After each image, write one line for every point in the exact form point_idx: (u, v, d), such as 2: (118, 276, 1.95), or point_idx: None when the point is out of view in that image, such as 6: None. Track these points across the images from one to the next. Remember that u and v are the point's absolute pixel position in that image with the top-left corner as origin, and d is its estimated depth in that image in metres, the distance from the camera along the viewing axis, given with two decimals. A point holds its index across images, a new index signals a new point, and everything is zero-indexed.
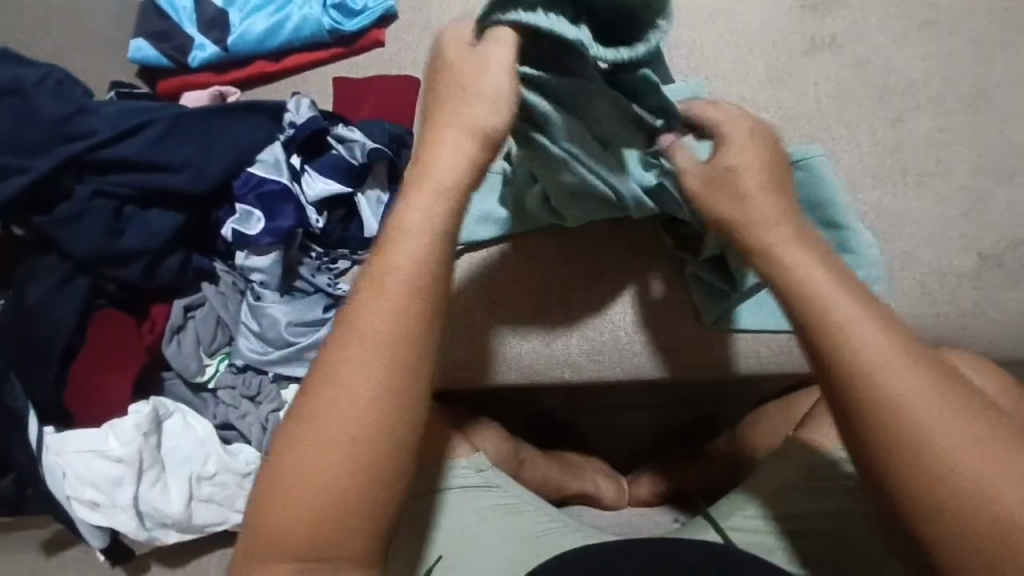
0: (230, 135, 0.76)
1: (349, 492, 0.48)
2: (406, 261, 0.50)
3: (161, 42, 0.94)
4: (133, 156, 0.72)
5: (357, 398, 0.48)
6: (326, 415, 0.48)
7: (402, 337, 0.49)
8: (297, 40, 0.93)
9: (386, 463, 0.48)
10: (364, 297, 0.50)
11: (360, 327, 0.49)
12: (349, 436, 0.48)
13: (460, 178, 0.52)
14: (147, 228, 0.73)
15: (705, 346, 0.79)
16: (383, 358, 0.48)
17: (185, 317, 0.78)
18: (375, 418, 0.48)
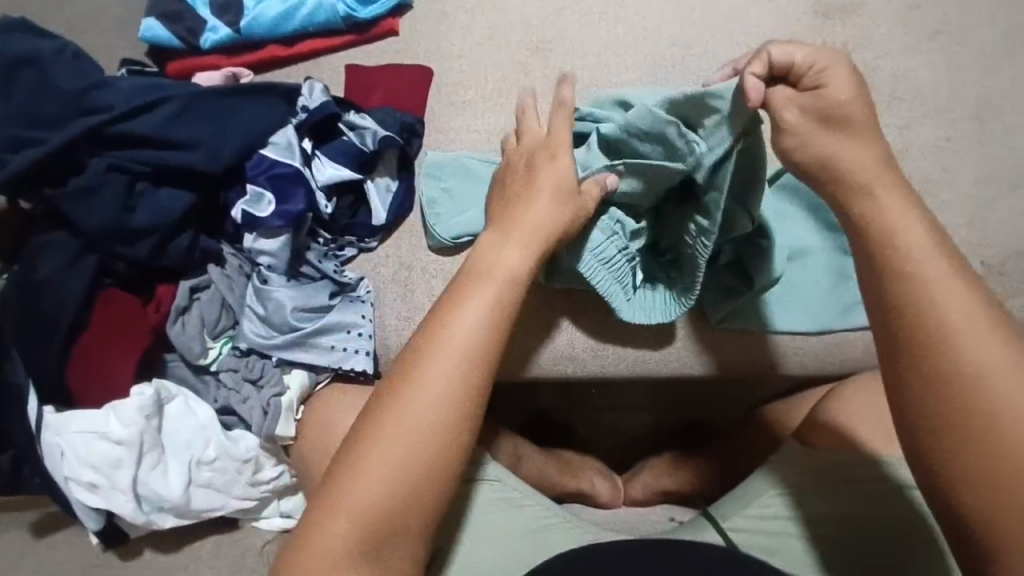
0: (246, 117, 0.75)
1: (420, 468, 0.61)
2: (496, 289, 0.66)
3: (173, 22, 0.93)
4: (148, 132, 0.71)
5: (441, 393, 0.62)
6: (414, 403, 0.62)
7: (485, 350, 0.64)
8: (311, 26, 0.93)
9: (451, 451, 0.62)
10: (460, 311, 0.65)
11: (451, 338, 0.64)
12: (434, 421, 0.61)
13: (544, 228, 0.69)
14: (158, 206, 0.72)
15: (707, 346, 0.80)
16: (463, 366, 0.63)
17: (191, 298, 0.77)
18: (458, 409, 0.62)
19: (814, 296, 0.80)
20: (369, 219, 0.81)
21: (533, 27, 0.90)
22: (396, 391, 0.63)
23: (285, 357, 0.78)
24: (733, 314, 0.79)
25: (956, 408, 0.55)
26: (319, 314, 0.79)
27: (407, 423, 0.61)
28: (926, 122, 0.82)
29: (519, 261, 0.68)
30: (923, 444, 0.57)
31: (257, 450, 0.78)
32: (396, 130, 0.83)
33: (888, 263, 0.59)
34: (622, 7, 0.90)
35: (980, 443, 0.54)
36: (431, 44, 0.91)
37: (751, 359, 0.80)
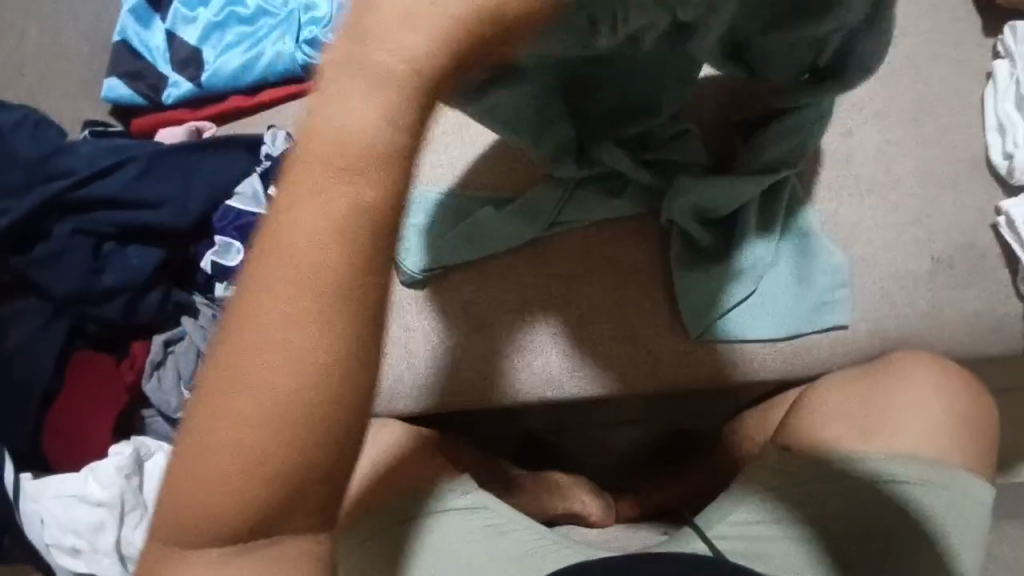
0: (208, 168, 0.77)
1: (277, 468, 0.31)
2: (350, 144, 0.30)
3: (135, 81, 0.96)
4: (111, 193, 0.72)
5: (281, 345, 0.30)
6: (248, 349, 0.30)
7: (363, 253, 0.30)
8: (271, 75, 0.95)
9: (323, 437, 0.31)
10: (306, 182, 0.30)
11: (291, 228, 0.30)
12: (284, 390, 0.30)
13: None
14: (126, 264, 0.73)
15: (685, 357, 0.82)
16: (329, 283, 0.30)
17: (166, 352, 0.76)
18: (317, 356, 0.30)
19: (784, 304, 0.81)
20: None
21: None
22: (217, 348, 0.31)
23: None
24: (710, 325, 0.81)
25: None
26: None
27: (243, 391, 0.30)
28: (867, 127, 0.86)
29: (421, 44, 0.29)
30: None
31: None
32: None
33: None
34: None
35: None
36: None
37: (728, 368, 0.82)
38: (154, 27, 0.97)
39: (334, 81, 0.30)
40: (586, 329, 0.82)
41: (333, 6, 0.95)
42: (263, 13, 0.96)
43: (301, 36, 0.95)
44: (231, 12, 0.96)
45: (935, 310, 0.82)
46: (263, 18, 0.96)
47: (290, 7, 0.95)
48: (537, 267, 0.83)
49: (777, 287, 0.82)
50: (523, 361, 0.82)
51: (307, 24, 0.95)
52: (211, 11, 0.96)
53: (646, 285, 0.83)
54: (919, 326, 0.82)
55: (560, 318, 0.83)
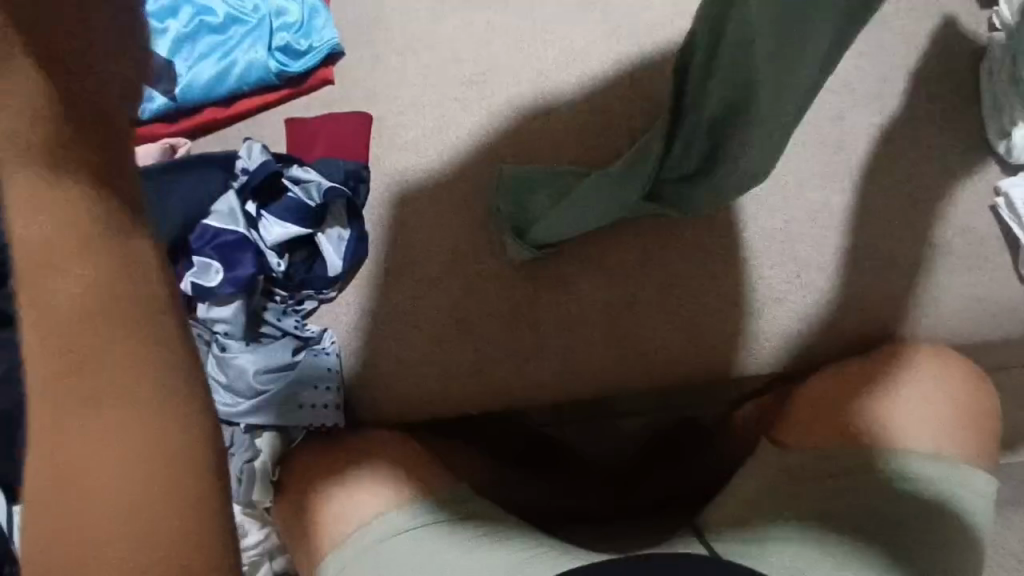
0: (181, 189, 0.77)
1: (150, 533, 0.35)
2: (66, 290, 0.34)
3: None
4: None
5: (109, 438, 0.34)
6: (83, 465, 0.34)
7: (149, 346, 0.36)
8: (245, 85, 0.93)
9: (191, 482, 0.36)
10: (33, 332, 0.35)
11: (83, 344, 0.35)
12: (122, 461, 0.34)
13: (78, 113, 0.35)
14: None
15: (681, 356, 0.81)
16: (130, 372, 0.35)
17: None
18: (138, 417, 0.35)
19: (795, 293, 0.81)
20: (325, 271, 0.82)
21: (466, 61, 0.91)
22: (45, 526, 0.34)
23: (255, 423, 0.80)
24: (698, 322, 0.81)
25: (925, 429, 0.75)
26: (282, 372, 0.81)
27: (90, 508, 0.34)
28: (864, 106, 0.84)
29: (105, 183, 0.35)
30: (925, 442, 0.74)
31: None
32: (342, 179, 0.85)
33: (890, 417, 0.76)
34: (554, 32, 0.91)
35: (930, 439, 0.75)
36: (368, 90, 0.92)
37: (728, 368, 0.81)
38: None
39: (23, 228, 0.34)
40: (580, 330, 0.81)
41: (305, 10, 0.93)
42: (234, 21, 0.94)
43: (273, 43, 0.93)
44: (201, 22, 0.93)
45: (933, 299, 0.81)
46: (234, 27, 0.94)
47: (261, 14, 0.93)
48: (526, 272, 0.83)
49: (783, 274, 0.80)
50: (518, 366, 0.81)
51: (279, 31, 0.93)
52: (182, 22, 0.93)
53: (639, 282, 0.82)
54: (914, 316, 0.81)
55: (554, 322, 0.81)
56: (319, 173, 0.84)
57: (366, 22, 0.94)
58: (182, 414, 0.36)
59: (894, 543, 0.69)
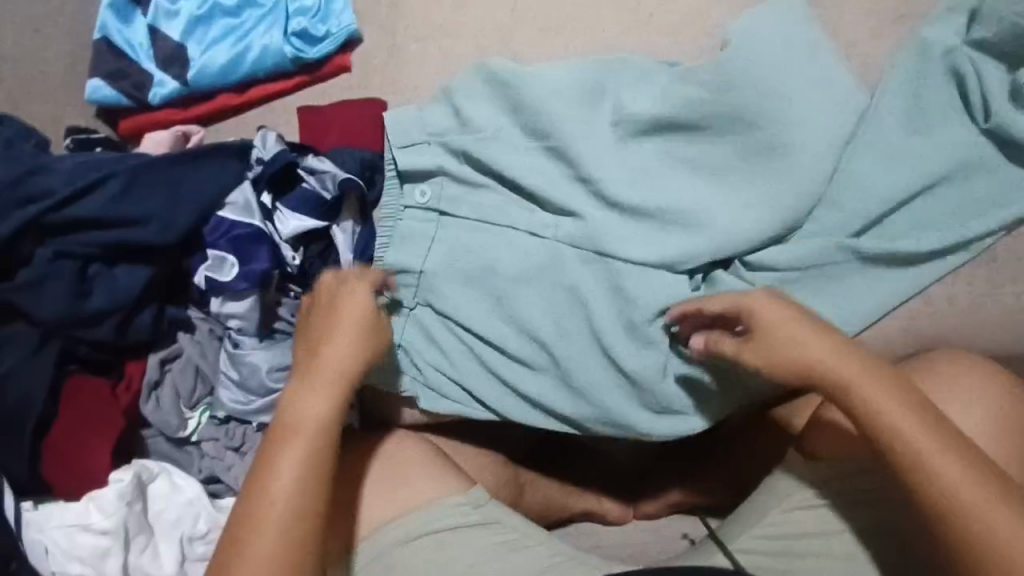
0: (194, 181, 0.73)
1: (284, 565, 0.59)
2: (315, 408, 0.65)
3: (119, 80, 0.90)
4: (94, 213, 0.69)
5: (285, 475, 0.62)
6: (268, 493, 0.61)
7: (324, 432, 0.64)
8: (260, 71, 0.90)
9: (306, 550, 0.60)
10: (297, 386, 0.66)
11: (297, 414, 0.64)
12: (292, 480, 0.62)
13: (348, 362, 0.67)
14: (114, 286, 0.70)
15: (721, 370, 0.77)
16: (308, 441, 0.64)
17: (162, 371, 0.76)
18: (318, 495, 0.62)
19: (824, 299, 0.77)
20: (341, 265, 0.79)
21: (489, 51, 0.89)
22: (233, 537, 0.60)
23: (266, 421, 0.77)
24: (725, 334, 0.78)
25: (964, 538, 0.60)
26: None
27: (257, 536, 0.60)
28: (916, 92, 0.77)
29: (328, 404, 0.65)
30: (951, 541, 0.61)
31: None
32: (357, 171, 0.81)
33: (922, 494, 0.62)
34: (578, 23, 0.89)
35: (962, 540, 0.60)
36: (386, 79, 0.90)
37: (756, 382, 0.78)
38: (136, 22, 0.91)
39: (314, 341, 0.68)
40: (607, 336, 0.76)
41: None
42: (250, 4, 0.91)
43: (289, 27, 0.89)
44: (215, 5, 0.90)
45: (958, 302, 0.80)
46: (248, 10, 0.90)
47: None
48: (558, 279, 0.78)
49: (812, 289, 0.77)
50: (554, 379, 0.79)
51: (295, 15, 0.90)
52: (195, 4, 0.91)
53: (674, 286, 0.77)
54: (938, 319, 0.81)
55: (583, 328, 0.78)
56: (334, 162, 0.80)
57: (385, 7, 0.91)
58: (319, 493, 0.62)
59: (910, 559, 0.71)
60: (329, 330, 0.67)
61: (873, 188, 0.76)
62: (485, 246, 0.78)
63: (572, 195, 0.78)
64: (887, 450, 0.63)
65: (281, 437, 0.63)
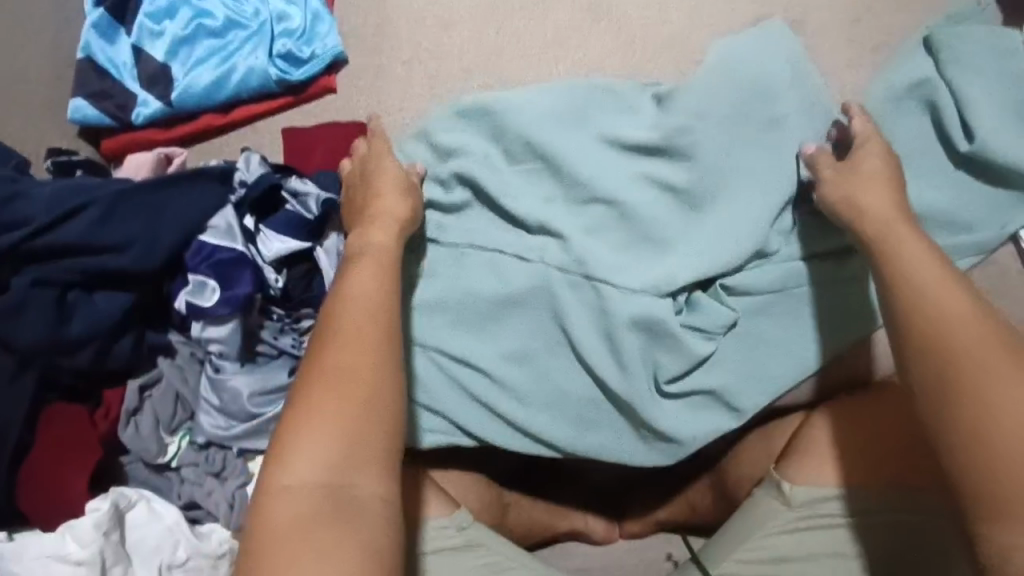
0: (175, 207, 0.73)
1: (371, 373, 0.59)
2: (374, 240, 0.67)
3: (102, 100, 0.90)
4: (75, 240, 0.68)
5: (361, 295, 0.63)
6: (348, 316, 0.62)
7: (391, 263, 0.66)
8: (244, 92, 0.90)
9: (389, 361, 0.60)
10: (362, 225, 0.68)
11: (366, 247, 0.67)
12: (370, 297, 0.63)
13: (402, 201, 0.70)
14: (94, 312, 0.70)
15: (698, 401, 0.79)
16: (378, 263, 0.65)
17: (141, 398, 0.75)
18: (389, 301, 0.63)
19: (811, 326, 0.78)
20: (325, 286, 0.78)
21: (474, 73, 0.90)
22: (310, 373, 0.60)
23: (247, 446, 0.77)
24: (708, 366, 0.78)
25: (984, 445, 0.56)
26: (277, 394, 0.77)
27: (339, 354, 0.60)
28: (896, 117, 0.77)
29: (392, 233, 0.68)
30: (958, 458, 0.57)
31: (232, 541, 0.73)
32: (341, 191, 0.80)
33: (950, 382, 0.58)
34: (564, 44, 0.89)
35: (983, 456, 0.56)
36: (371, 100, 0.91)
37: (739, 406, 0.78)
38: (119, 42, 0.91)
39: (372, 189, 0.71)
40: (599, 364, 0.77)
41: (308, 16, 0.90)
42: (234, 25, 0.90)
43: (273, 49, 0.89)
44: (199, 25, 0.90)
45: None
46: (233, 31, 0.90)
47: (261, 18, 0.90)
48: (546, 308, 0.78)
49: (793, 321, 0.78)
50: (542, 411, 0.79)
51: (280, 36, 0.89)
52: (179, 24, 0.90)
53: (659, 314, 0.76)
54: None
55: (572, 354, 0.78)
56: (317, 184, 0.78)
57: (370, 29, 0.92)
58: (394, 317, 0.63)
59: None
60: (375, 179, 0.71)
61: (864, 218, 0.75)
62: (475, 277, 0.79)
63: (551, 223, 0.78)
64: (924, 343, 0.60)
65: (351, 271, 0.65)
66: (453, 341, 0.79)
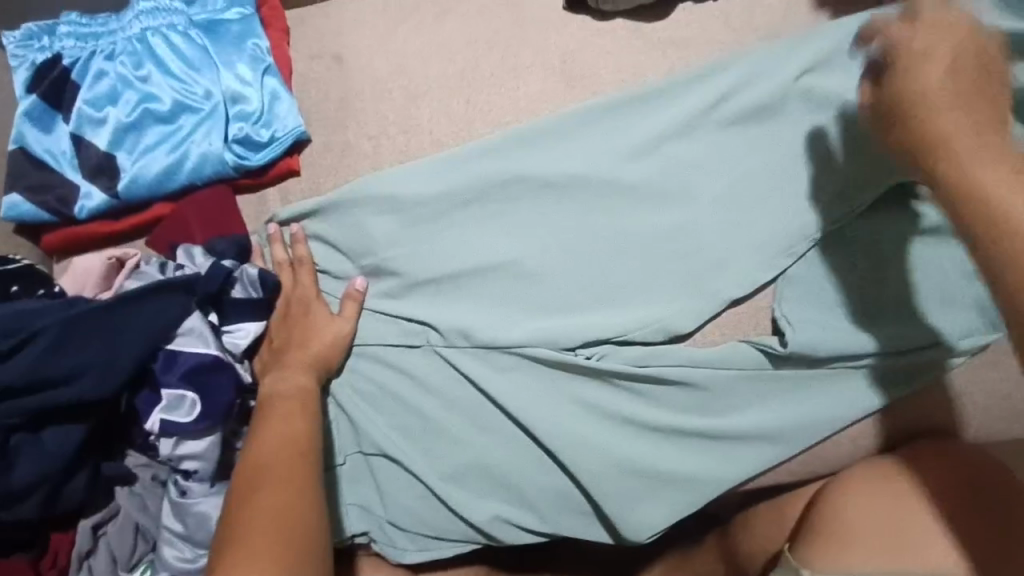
0: (134, 322, 0.66)
1: (291, 503, 0.57)
2: (292, 385, 0.69)
3: (40, 194, 0.82)
4: (17, 377, 0.60)
5: (278, 430, 0.64)
6: (264, 451, 0.62)
7: (306, 396, 0.69)
8: (199, 179, 0.83)
9: (312, 485, 0.60)
10: (276, 372, 0.71)
11: (280, 391, 0.69)
12: (285, 430, 0.64)
13: (331, 334, 0.75)
14: (41, 454, 0.62)
15: (691, 480, 0.78)
16: (295, 405, 0.67)
17: (95, 537, 0.68)
18: (307, 437, 0.65)
19: (797, 402, 0.78)
20: None
21: (445, 146, 0.86)
22: (230, 529, 0.55)
23: None
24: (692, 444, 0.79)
25: None
26: None
27: (263, 493, 0.58)
28: (873, 187, 0.77)
29: (309, 375, 0.71)
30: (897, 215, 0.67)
31: None
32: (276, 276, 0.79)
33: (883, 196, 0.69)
34: (540, 108, 0.86)
35: None
36: (338, 180, 0.85)
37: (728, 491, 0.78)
38: (57, 129, 0.83)
39: (275, 317, 0.75)
40: (587, 459, 0.77)
41: (265, 96, 0.84)
42: (185, 109, 0.84)
43: (228, 132, 0.83)
44: (145, 110, 0.83)
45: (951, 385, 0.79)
46: (183, 115, 0.84)
47: (214, 100, 0.84)
48: (515, 396, 0.78)
49: (770, 400, 0.79)
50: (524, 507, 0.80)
51: (235, 119, 0.84)
52: (123, 110, 0.84)
53: (600, 403, 0.79)
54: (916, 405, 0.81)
55: (545, 454, 0.79)
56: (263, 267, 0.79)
57: (333, 104, 0.87)
58: (313, 443, 0.65)
59: None
60: (291, 311, 0.75)
61: (807, 299, 0.79)
62: (415, 364, 0.79)
63: (499, 326, 0.78)
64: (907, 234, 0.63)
65: (262, 417, 0.66)
66: (423, 446, 0.79)
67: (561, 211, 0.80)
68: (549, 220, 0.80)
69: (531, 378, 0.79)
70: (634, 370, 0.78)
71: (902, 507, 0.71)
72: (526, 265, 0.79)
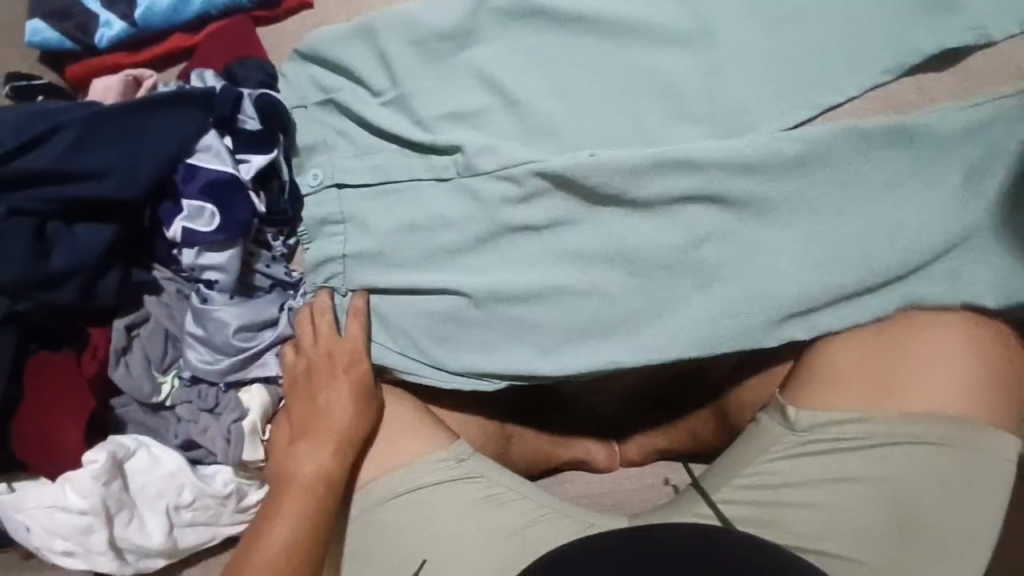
0: (155, 132, 0.69)
1: (305, 513, 0.71)
2: (332, 420, 0.75)
3: (59, 21, 0.82)
4: (47, 167, 0.64)
5: (310, 463, 0.73)
6: (295, 455, 0.74)
7: (345, 433, 0.75)
8: (214, 8, 0.84)
9: (323, 512, 0.72)
10: (316, 403, 0.76)
11: (320, 415, 0.75)
12: (320, 459, 0.73)
13: (366, 387, 0.77)
14: (74, 246, 0.67)
15: None
16: (329, 444, 0.74)
17: (130, 338, 0.74)
18: (334, 474, 0.74)
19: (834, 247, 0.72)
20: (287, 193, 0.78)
21: None
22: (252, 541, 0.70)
23: (234, 379, 0.77)
24: None
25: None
26: (261, 330, 0.78)
27: (283, 517, 0.71)
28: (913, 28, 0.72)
29: (349, 403, 0.76)
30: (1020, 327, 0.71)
31: (235, 482, 0.78)
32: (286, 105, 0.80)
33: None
34: None
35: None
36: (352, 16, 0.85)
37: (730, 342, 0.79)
38: None
39: (317, 347, 0.77)
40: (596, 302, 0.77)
41: None
42: None
43: None
44: None
45: None
46: None
47: None
48: (526, 239, 0.77)
49: None
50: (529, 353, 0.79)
51: None
52: None
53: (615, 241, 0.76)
54: None
55: None
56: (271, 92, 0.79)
57: None
58: (336, 481, 0.74)
59: (906, 530, 0.70)
60: (332, 348, 0.77)
61: None
62: (436, 206, 0.78)
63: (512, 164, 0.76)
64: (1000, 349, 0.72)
65: (305, 394, 0.76)
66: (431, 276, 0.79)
67: (579, 51, 0.77)
68: (567, 60, 0.77)
69: (546, 215, 0.76)
70: (650, 212, 0.75)
71: (913, 354, 0.72)
72: (541, 105, 0.77)
